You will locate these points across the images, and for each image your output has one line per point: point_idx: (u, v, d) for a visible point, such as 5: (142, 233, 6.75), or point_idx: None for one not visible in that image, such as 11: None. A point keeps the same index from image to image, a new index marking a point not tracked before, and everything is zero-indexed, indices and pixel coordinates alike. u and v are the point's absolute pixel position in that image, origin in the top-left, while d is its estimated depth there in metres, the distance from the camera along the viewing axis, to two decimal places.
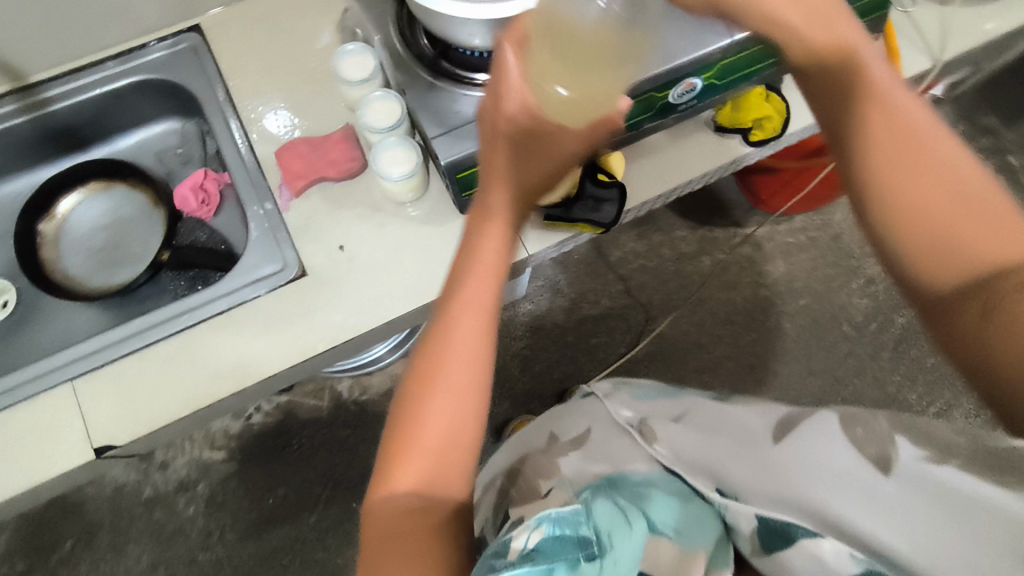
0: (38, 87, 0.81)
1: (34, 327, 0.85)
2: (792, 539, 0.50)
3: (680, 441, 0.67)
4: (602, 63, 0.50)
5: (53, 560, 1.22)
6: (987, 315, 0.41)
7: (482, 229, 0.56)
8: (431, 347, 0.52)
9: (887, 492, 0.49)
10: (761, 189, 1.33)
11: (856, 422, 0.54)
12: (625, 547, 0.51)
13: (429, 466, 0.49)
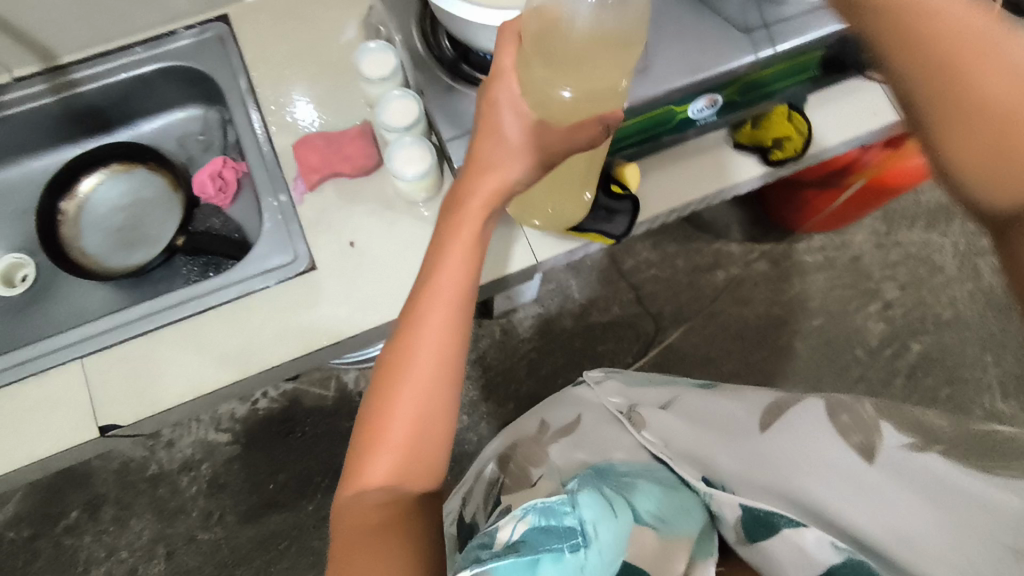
0: (67, 68, 0.83)
1: (51, 303, 0.87)
2: (776, 527, 0.57)
3: (668, 428, 0.71)
4: (605, 60, 0.52)
5: (58, 529, 1.25)
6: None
7: (454, 221, 0.55)
8: (401, 341, 0.53)
9: (867, 479, 0.58)
10: (781, 206, 1.31)
11: (841, 409, 0.63)
12: (607, 534, 0.53)
13: (400, 458, 0.50)
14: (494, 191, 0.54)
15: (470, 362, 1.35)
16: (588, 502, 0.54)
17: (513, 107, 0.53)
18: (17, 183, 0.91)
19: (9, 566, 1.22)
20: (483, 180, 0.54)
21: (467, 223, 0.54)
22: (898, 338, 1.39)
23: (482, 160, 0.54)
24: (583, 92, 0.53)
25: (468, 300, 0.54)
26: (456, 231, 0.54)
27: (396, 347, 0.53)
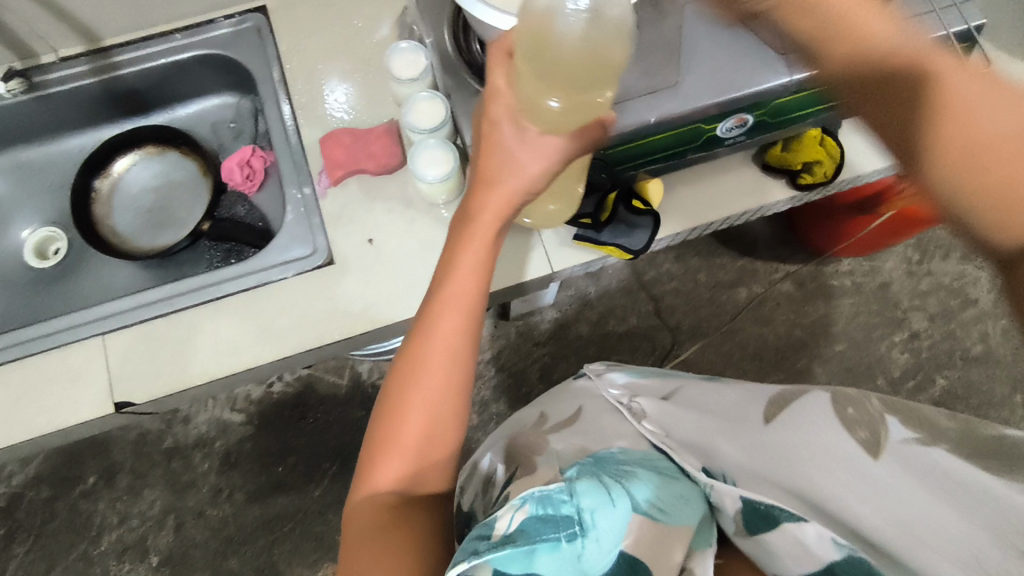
0: (109, 51, 0.85)
1: (82, 277, 0.90)
2: (775, 521, 0.48)
3: (670, 418, 0.65)
4: (594, 76, 0.50)
5: (75, 493, 1.29)
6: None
7: (463, 233, 0.55)
8: (411, 348, 0.53)
9: (875, 476, 0.51)
10: (810, 228, 1.28)
11: (845, 402, 0.56)
12: (609, 524, 0.47)
13: (411, 461, 0.51)
14: (505, 201, 0.55)
15: (484, 362, 1.35)
16: (586, 488, 0.48)
17: (512, 122, 0.54)
18: (56, 159, 0.94)
19: (27, 524, 1.27)
20: (490, 194, 0.55)
21: (478, 233, 0.55)
22: (923, 369, 1.36)
23: (489, 173, 0.55)
24: (571, 104, 0.52)
25: (477, 305, 0.55)
26: (466, 241, 0.55)
27: (406, 354, 0.53)
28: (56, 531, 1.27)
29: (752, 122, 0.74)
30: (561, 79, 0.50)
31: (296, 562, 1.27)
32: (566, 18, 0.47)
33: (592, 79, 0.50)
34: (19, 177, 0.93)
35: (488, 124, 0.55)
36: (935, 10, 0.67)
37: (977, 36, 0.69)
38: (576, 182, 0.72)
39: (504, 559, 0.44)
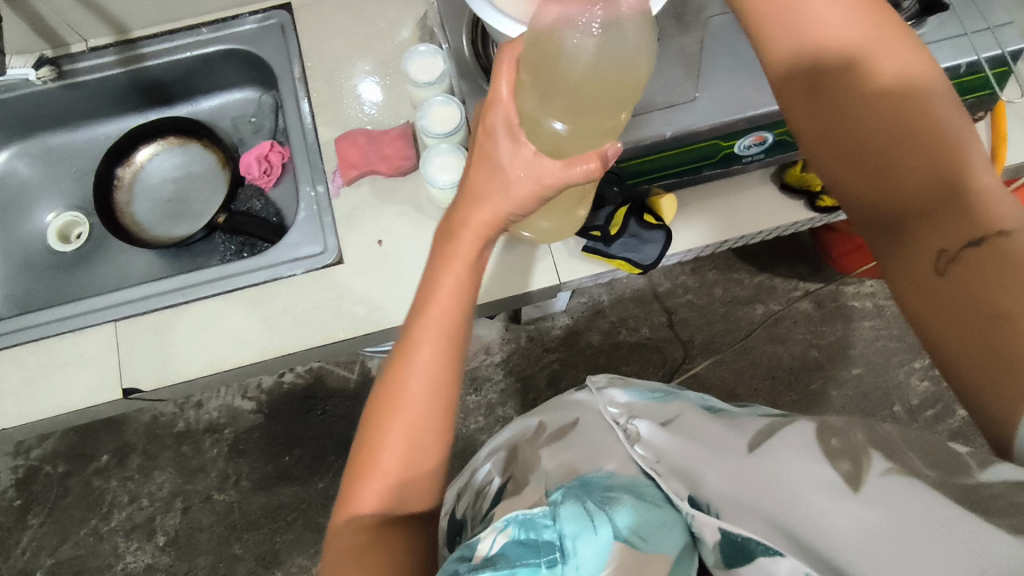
0: (136, 43, 0.87)
1: (102, 262, 0.93)
2: (750, 555, 0.42)
3: (664, 443, 0.58)
4: (603, 100, 0.52)
5: (89, 469, 1.32)
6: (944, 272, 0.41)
7: (446, 250, 0.54)
8: (395, 370, 0.52)
9: (857, 509, 0.39)
10: (833, 249, 1.25)
11: (833, 432, 0.46)
12: (590, 552, 0.46)
13: (392, 488, 0.50)
14: (490, 217, 0.53)
15: (493, 365, 1.35)
16: (569, 514, 0.48)
17: (509, 136, 0.52)
18: (83, 146, 0.97)
19: (42, 497, 1.30)
20: (475, 211, 0.54)
21: (460, 251, 0.54)
22: (942, 400, 1.32)
23: (477, 189, 0.54)
24: (575, 127, 0.54)
25: (461, 326, 0.54)
26: (448, 258, 0.54)
27: (389, 376, 0.52)
28: (69, 506, 1.30)
29: (772, 140, 0.72)
30: (569, 99, 0.52)
31: (297, 552, 1.29)
32: (578, 40, 0.48)
33: (600, 103, 0.52)
34: (47, 162, 0.96)
35: (484, 138, 0.53)
36: (967, 34, 0.65)
37: (1013, 61, 0.66)
38: (577, 202, 0.70)
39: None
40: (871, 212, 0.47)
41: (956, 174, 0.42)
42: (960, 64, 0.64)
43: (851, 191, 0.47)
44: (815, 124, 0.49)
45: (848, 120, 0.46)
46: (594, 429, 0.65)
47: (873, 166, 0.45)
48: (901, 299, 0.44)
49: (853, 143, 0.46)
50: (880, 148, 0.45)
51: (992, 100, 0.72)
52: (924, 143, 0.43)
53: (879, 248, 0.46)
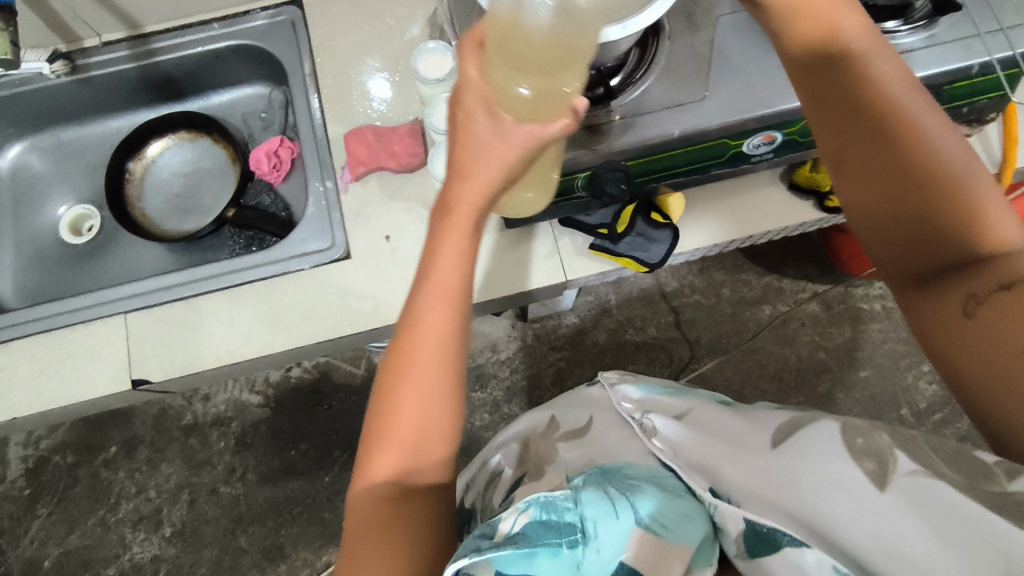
0: (149, 38, 0.87)
1: (113, 255, 0.94)
2: (777, 545, 0.43)
3: (682, 438, 0.58)
4: (564, 64, 0.49)
5: (98, 460, 1.33)
6: (969, 313, 0.41)
7: (444, 226, 0.51)
8: (403, 343, 0.50)
9: (885, 512, 0.39)
10: (842, 251, 1.24)
11: (858, 430, 0.44)
12: (611, 534, 0.46)
13: (405, 456, 0.49)
14: (484, 190, 0.51)
15: (499, 362, 1.36)
16: (590, 499, 0.48)
17: (488, 111, 0.50)
18: (95, 139, 0.97)
19: (50, 487, 1.32)
20: (467, 186, 0.51)
21: (458, 227, 0.51)
22: (951, 403, 1.31)
23: (467, 164, 0.51)
24: (542, 90, 0.52)
25: (462, 299, 0.51)
26: (449, 232, 0.51)
27: (398, 350, 0.50)
28: (77, 496, 1.32)
29: (781, 140, 0.72)
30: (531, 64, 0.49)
31: (302, 546, 1.30)
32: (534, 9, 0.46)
33: (562, 63, 0.49)
34: (59, 155, 0.97)
35: (461, 115, 0.50)
36: (979, 34, 0.64)
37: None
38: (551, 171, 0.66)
39: (508, 560, 0.44)
40: (882, 246, 0.46)
41: (975, 205, 0.42)
42: (973, 64, 0.64)
43: (867, 213, 0.46)
44: (829, 135, 0.46)
45: (867, 135, 0.44)
46: (608, 428, 0.65)
47: (894, 187, 0.44)
48: (922, 334, 0.45)
49: (873, 162, 0.44)
50: (900, 165, 0.43)
51: (1006, 101, 0.71)
52: (945, 169, 0.42)
53: (900, 278, 0.46)
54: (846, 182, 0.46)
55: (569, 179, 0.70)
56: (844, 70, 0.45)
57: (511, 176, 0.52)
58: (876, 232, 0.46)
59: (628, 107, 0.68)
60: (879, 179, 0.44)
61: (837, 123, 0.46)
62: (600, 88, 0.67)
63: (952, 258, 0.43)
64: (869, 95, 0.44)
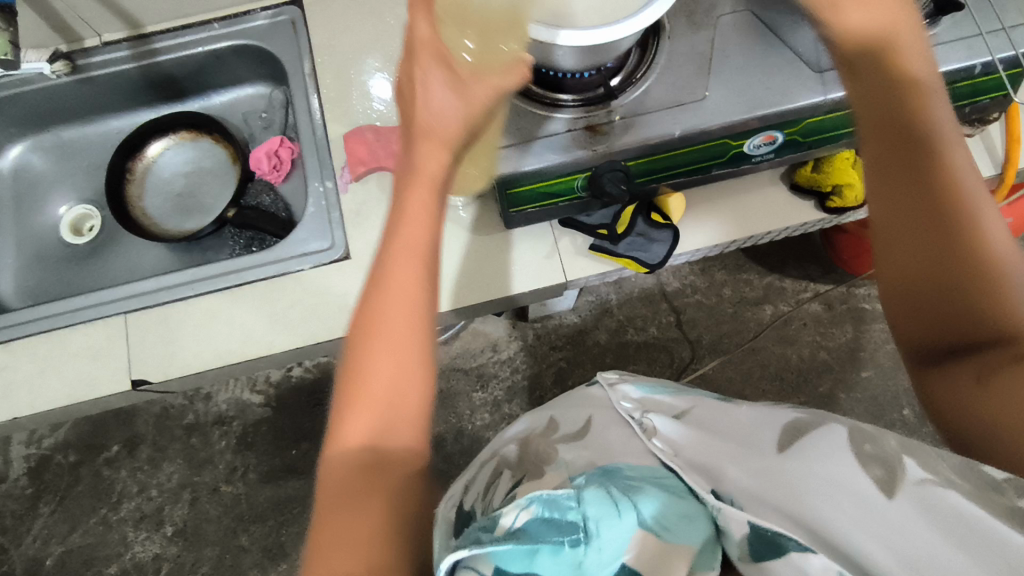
0: (149, 38, 0.87)
1: (114, 255, 0.94)
2: (782, 549, 0.42)
3: (682, 438, 0.58)
4: (508, 30, 0.57)
5: (100, 459, 1.33)
6: (981, 382, 0.43)
7: (412, 183, 0.52)
8: (373, 298, 0.49)
9: (890, 517, 0.39)
10: (844, 251, 1.24)
11: (864, 437, 0.44)
12: (613, 535, 0.46)
13: (379, 414, 0.46)
14: (444, 144, 0.54)
15: (500, 362, 1.36)
16: (594, 497, 0.48)
17: (440, 65, 0.54)
18: (95, 139, 0.97)
19: (53, 486, 1.32)
20: (430, 141, 0.53)
21: (421, 181, 0.52)
22: None
23: (425, 122, 0.54)
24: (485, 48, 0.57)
25: (432, 253, 0.51)
26: (414, 186, 0.52)
27: (368, 306, 0.49)
28: (79, 495, 1.32)
29: (782, 140, 0.71)
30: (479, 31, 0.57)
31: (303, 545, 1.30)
32: None
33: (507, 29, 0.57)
34: (60, 155, 0.97)
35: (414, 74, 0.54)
36: (981, 34, 0.64)
37: None
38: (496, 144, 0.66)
39: (508, 555, 0.44)
40: (906, 310, 0.48)
41: (993, 259, 0.44)
42: (975, 64, 0.63)
43: (897, 276, 0.48)
44: (875, 163, 0.48)
45: (912, 167, 0.46)
46: (609, 425, 0.64)
47: (925, 226, 0.46)
48: (936, 400, 0.47)
49: (912, 195, 0.46)
50: (941, 233, 0.45)
51: (1008, 101, 0.71)
52: (974, 215, 0.45)
53: (906, 322, 0.49)
54: (883, 240, 0.48)
55: (569, 180, 0.69)
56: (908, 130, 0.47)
57: (468, 134, 0.55)
58: (902, 295, 0.48)
59: (629, 107, 0.68)
60: (919, 244, 0.46)
61: (884, 152, 0.48)
62: (601, 88, 0.68)
63: (976, 329, 0.45)
64: (919, 135, 0.47)
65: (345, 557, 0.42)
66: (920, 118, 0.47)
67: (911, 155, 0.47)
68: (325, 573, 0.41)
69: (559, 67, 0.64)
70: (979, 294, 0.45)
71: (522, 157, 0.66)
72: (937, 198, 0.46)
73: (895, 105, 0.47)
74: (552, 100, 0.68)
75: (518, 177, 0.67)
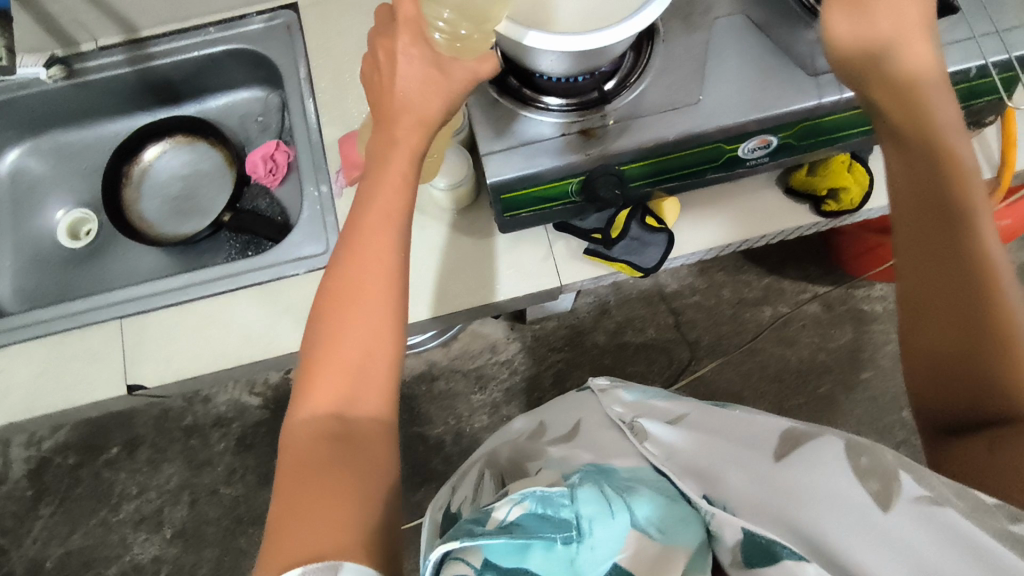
0: (145, 42, 0.88)
1: (111, 259, 0.94)
2: (776, 558, 0.41)
3: (676, 441, 0.57)
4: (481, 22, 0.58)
5: (99, 461, 1.34)
6: (993, 450, 0.44)
7: (387, 155, 0.53)
8: (339, 265, 0.50)
9: (888, 532, 0.39)
10: (843, 252, 1.24)
11: (861, 448, 0.44)
12: (606, 533, 0.46)
13: (348, 378, 0.46)
14: (419, 118, 0.54)
15: (499, 363, 1.35)
16: (589, 496, 0.48)
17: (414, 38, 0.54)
18: (93, 143, 0.98)
19: (53, 488, 1.33)
20: (404, 113, 0.54)
21: (396, 155, 0.53)
22: None
23: (399, 95, 0.54)
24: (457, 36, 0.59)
25: (402, 221, 0.52)
26: (389, 158, 0.53)
27: (336, 273, 0.49)
28: (80, 497, 1.32)
29: (777, 144, 0.71)
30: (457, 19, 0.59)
31: None
32: None
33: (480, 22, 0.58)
34: (58, 159, 0.97)
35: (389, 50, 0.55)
36: (975, 37, 0.63)
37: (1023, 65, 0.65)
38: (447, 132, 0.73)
39: (501, 549, 0.44)
40: (929, 373, 0.50)
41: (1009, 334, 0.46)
42: (970, 67, 0.63)
43: (923, 340, 0.50)
44: (910, 232, 0.51)
45: (940, 235, 0.49)
46: (600, 428, 0.63)
47: (948, 292, 0.48)
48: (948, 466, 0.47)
49: (936, 262, 0.49)
50: (967, 302, 0.47)
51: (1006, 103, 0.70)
52: (996, 287, 0.47)
53: (928, 389, 0.50)
54: (913, 304, 0.51)
55: (563, 184, 0.69)
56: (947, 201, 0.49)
57: (444, 114, 0.56)
58: (927, 359, 0.50)
59: (623, 111, 0.67)
60: (945, 312, 0.48)
61: (914, 219, 0.51)
62: (595, 92, 0.68)
63: (994, 402, 0.46)
64: (956, 207, 0.49)
65: (308, 516, 0.40)
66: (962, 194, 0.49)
67: (949, 225, 0.49)
68: (285, 537, 0.39)
69: (549, 72, 0.64)
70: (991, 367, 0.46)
71: (515, 161, 0.67)
72: (966, 268, 0.47)
73: (938, 177, 0.50)
74: (545, 104, 0.68)
75: (512, 181, 0.67)
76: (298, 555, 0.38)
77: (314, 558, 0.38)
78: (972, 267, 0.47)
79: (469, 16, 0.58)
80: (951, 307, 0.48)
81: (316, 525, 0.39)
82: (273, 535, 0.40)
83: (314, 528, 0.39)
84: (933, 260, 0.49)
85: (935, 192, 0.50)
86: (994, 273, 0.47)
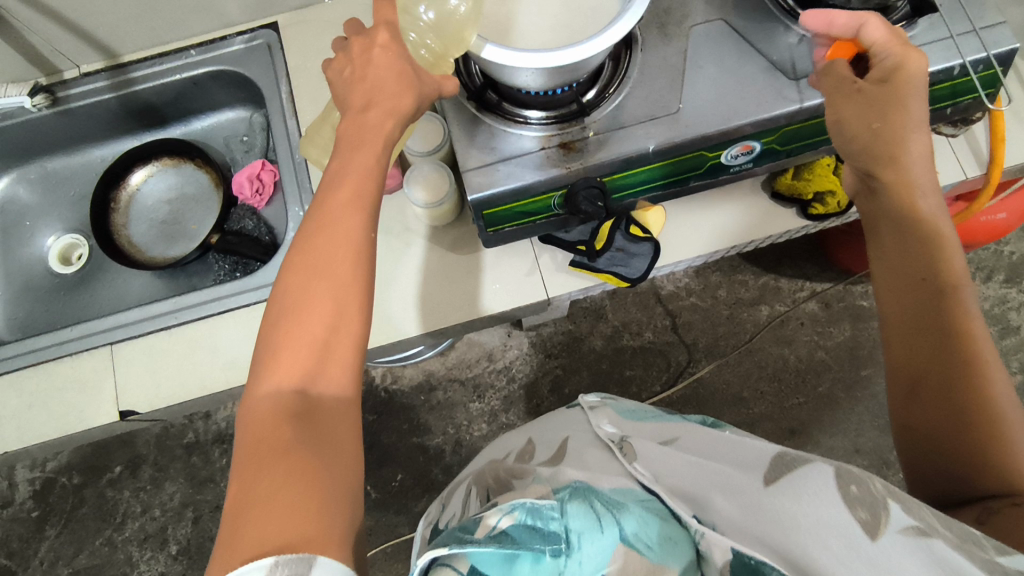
0: (127, 68, 0.88)
1: (102, 284, 0.94)
2: None
3: (666, 463, 0.57)
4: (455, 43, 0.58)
5: (103, 480, 1.35)
6: (984, 516, 0.45)
7: (358, 139, 0.52)
8: (309, 237, 0.49)
9: (875, 560, 0.38)
10: (837, 250, 1.23)
11: (851, 477, 0.43)
12: (594, 549, 0.46)
13: (312, 354, 0.46)
14: (390, 109, 0.52)
15: (496, 372, 1.35)
16: (578, 511, 0.47)
17: (387, 29, 0.54)
18: (80, 170, 0.98)
19: (58, 508, 1.33)
20: (377, 96, 0.53)
21: (370, 139, 0.52)
22: None
23: (373, 78, 0.53)
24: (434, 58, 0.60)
25: (372, 201, 0.51)
26: (359, 142, 0.52)
27: (303, 245, 0.48)
28: (84, 517, 1.33)
29: (760, 149, 0.70)
30: (428, 36, 0.60)
31: None
32: None
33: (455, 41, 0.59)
34: (46, 187, 0.98)
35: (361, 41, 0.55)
36: (953, 36, 0.63)
37: (1004, 63, 0.64)
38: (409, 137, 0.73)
39: (486, 558, 0.44)
40: (925, 440, 0.52)
41: (990, 393, 0.49)
42: (953, 66, 0.62)
43: (915, 410, 0.52)
44: (906, 309, 0.54)
45: (931, 300, 0.53)
46: (587, 448, 0.62)
47: (934, 356, 0.52)
48: None
49: (922, 332, 0.53)
50: (954, 374, 0.50)
51: (991, 98, 0.69)
52: (980, 361, 0.50)
53: (920, 458, 0.52)
54: (912, 384, 0.53)
55: (545, 199, 0.69)
56: (935, 285, 0.53)
57: (416, 108, 0.54)
58: (924, 436, 0.52)
59: (603, 123, 0.67)
60: (939, 394, 0.51)
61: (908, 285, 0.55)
62: (574, 104, 0.67)
63: (990, 471, 0.47)
64: (946, 290, 0.53)
65: (268, 501, 0.39)
66: (950, 280, 0.53)
67: (941, 309, 0.52)
68: (244, 521, 0.38)
69: (525, 87, 0.63)
70: (975, 424, 0.48)
71: (498, 176, 0.66)
72: (954, 350, 0.51)
73: (928, 264, 0.54)
74: (525, 119, 0.67)
75: (493, 198, 0.66)
76: (260, 545, 0.37)
77: (284, 551, 0.37)
78: (960, 346, 0.51)
79: (440, 33, 0.59)
80: (948, 388, 0.50)
81: (276, 515, 0.38)
82: (233, 515, 0.39)
83: (277, 515, 0.38)
84: (931, 341, 0.52)
85: (924, 262, 0.54)
86: (976, 340, 0.50)
